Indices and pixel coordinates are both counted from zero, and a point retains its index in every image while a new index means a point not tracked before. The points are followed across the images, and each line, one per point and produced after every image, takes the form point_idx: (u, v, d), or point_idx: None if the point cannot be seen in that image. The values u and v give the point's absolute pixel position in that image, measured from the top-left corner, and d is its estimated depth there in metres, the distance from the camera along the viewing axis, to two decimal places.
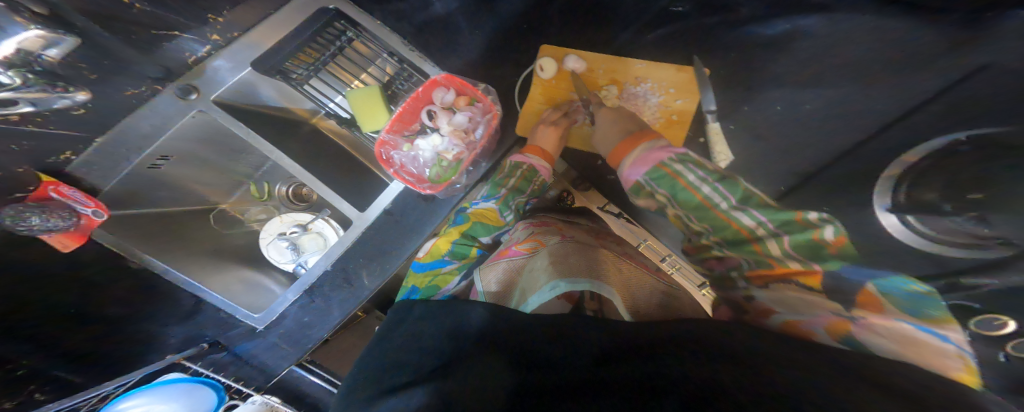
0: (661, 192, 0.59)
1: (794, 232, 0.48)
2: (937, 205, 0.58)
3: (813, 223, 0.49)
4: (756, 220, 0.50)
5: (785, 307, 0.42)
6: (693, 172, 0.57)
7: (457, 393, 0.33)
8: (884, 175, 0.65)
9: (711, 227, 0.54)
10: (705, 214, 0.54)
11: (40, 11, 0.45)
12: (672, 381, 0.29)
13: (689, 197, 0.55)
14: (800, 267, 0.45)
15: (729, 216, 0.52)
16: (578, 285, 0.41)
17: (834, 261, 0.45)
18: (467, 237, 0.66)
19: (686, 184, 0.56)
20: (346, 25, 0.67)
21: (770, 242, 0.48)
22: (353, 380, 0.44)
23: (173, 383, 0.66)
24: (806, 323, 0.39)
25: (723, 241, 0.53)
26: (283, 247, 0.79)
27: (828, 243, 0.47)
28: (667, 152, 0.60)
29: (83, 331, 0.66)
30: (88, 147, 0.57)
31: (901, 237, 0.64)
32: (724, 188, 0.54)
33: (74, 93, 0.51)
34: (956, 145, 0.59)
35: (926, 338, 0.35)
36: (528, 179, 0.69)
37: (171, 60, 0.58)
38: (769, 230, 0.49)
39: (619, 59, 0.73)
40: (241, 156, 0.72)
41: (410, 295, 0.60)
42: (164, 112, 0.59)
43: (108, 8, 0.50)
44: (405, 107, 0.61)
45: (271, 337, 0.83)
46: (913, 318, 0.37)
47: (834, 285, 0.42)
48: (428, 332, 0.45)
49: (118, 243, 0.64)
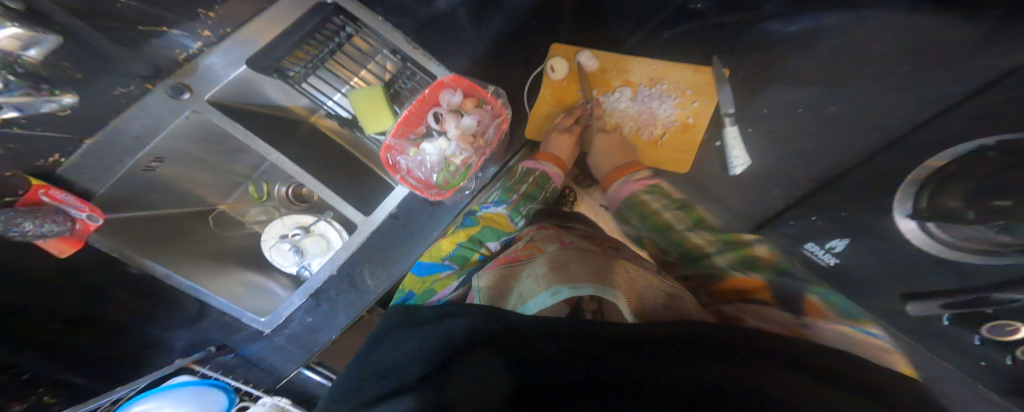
0: (636, 215, 0.75)
1: (736, 248, 0.68)
2: (961, 213, 0.58)
3: (748, 242, 0.70)
4: (704, 239, 0.70)
5: (754, 317, 0.46)
6: (659, 201, 0.74)
7: (456, 397, 0.31)
8: (907, 179, 0.62)
9: (677, 246, 0.71)
10: (666, 234, 0.73)
11: (17, 7, 0.41)
12: (676, 384, 0.29)
13: (654, 222, 0.74)
14: (743, 276, 0.60)
15: (683, 235, 0.72)
16: (581, 290, 0.40)
17: (767, 269, 0.62)
18: (474, 241, 0.70)
19: (653, 210, 0.74)
20: (345, 20, 0.64)
21: (717, 256, 0.66)
22: (343, 376, 0.41)
23: (182, 387, 0.66)
24: (767, 327, 0.42)
25: (684, 257, 0.69)
26: (286, 249, 0.78)
27: (762, 256, 0.66)
28: (638, 184, 0.72)
29: (88, 338, 0.65)
30: (77, 149, 0.55)
31: (918, 242, 0.64)
32: (681, 214, 0.74)
33: (61, 96, 0.48)
34: (985, 151, 0.55)
35: (862, 335, 0.44)
36: (539, 186, 0.74)
37: (158, 58, 0.54)
38: (717, 247, 0.68)
39: (632, 58, 0.72)
40: (239, 156, 0.71)
41: (406, 300, 0.61)
42: (154, 112, 0.57)
43: (91, 3, 0.45)
44: (410, 110, 0.58)
45: (277, 339, 0.82)
46: (845, 320, 0.48)
47: (781, 296, 0.53)
48: (417, 334, 0.42)
49: (117, 248, 0.62)
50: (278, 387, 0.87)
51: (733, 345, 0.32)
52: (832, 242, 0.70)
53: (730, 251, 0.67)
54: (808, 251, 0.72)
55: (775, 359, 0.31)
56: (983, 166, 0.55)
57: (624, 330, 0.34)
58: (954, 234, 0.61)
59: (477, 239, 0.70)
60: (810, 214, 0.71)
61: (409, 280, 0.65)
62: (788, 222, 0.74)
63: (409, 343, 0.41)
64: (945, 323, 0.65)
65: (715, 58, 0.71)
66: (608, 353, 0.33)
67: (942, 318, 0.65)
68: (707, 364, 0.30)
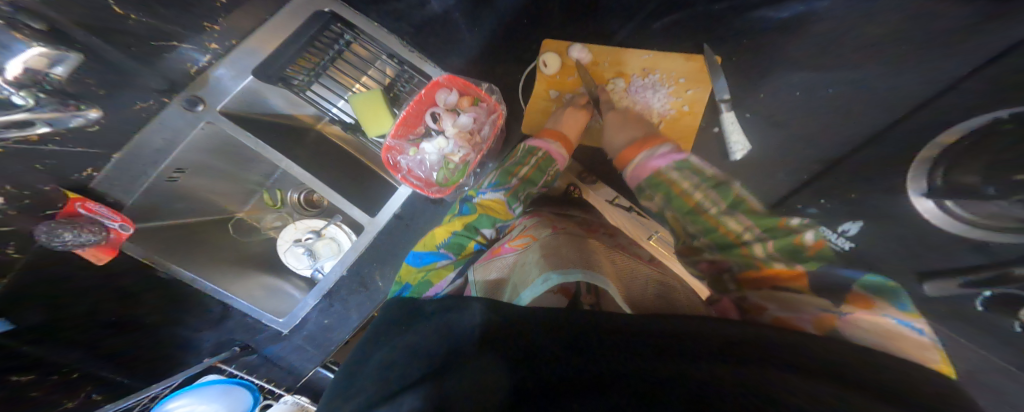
0: (659, 194, 0.61)
1: (778, 237, 0.51)
2: (980, 188, 0.52)
3: (794, 228, 0.53)
4: (743, 225, 0.53)
5: (777, 305, 0.41)
6: (688, 180, 0.60)
7: (456, 396, 0.30)
8: (919, 157, 0.58)
9: (703, 229, 0.56)
10: (697, 218, 0.57)
11: (41, 27, 0.44)
12: (668, 377, 0.28)
13: (683, 202, 0.59)
14: (784, 269, 0.47)
15: (718, 220, 0.55)
16: (570, 276, 0.39)
17: (815, 261, 0.47)
18: (469, 229, 0.62)
19: (681, 189, 0.59)
20: (343, 28, 0.67)
21: (756, 245, 0.50)
22: (347, 367, 0.43)
23: (211, 384, 0.70)
24: (795, 319, 0.38)
25: (712, 243, 0.54)
26: (299, 253, 0.82)
27: (807, 247, 0.50)
28: (664, 159, 0.63)
29: (125, 337, 0.69)
30: (107, 163, 0.58)
31: (938, 222, 0.58)
32: (715, 194, 0.58)
33: (85, 111, 0.51)
34: (999, 123, 0.51)
35: (903, 329, 0.36)
36: (542, 169, 0.68)
37: (173, 71, 0.58)
38: (755, 235, 0.52)
39: (622, 50, 0.72)
40: (252, 165, 0.74)
41: (399, 292, 0.54)
42: (172, 126, 0.60)
43: (103, 22, 0.49)
44: (408, 110, 0.60)
45: (296, 339, 0.87)
46: (897, 313, 0.38)
47: (822, 284, 0.44)
48: (418, 328, 0.42)
49: (148, 255, 0.66)
50: (298, 385, 0.90)
51: (726, 340, 0.32)
52: (844, 226, 0.67)
53: (772, 239, 0.50)
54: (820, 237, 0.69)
55: (770, 356, 0.30)
56: (992, 141, 0.51)
57: (619, 323, 0.34)
58: (975, 211, 0.55)
59: (473, 227, 0.62)
60: (820, 197, 0.68)
61: (403, 272, 0.58)
62: (794, 206, 0.71)
63: (411, 340, 0.40)
64: (978, 308, 0.59)
65: (706, 46, 0.70)
66: (605, 350, 0.32)
67: (977, 303, 0.59)
68: (694, 359, 0.30)
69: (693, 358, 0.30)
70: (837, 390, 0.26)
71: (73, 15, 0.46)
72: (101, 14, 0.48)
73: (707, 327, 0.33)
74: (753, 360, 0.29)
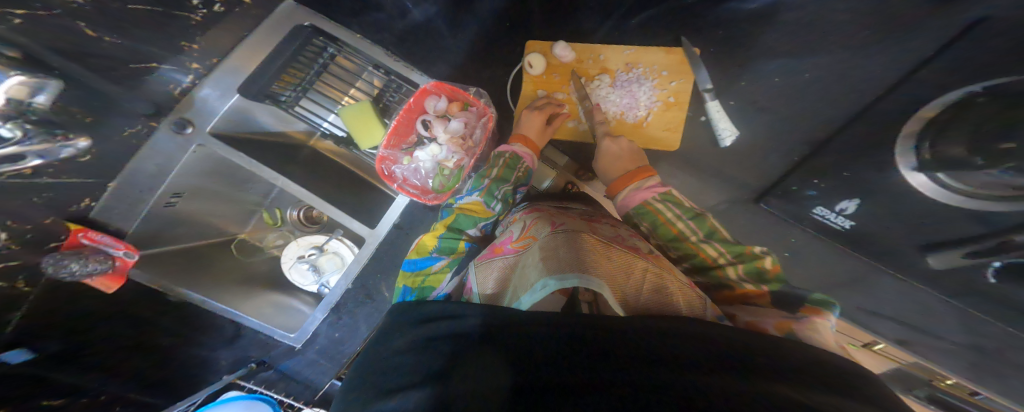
0: (646, 223, 0.59)
1: (747, 260, 0.50)
2: (968, 159, 0.49)
3: (758, 253, 0.51)
4: (718, 251, 0.52)
5: (746, 313, 0.43)
6: (671, 211, 0.58)
7: (453, 395, 0.29)
8: (902, 132, 0.55)
9: (682, 255, 0.55)
10: (678, 244, 0.56)
11: (16, 54, 0.41)
12: (676, 387, 0.27)
13: (666, 231, 0.57)
14: (751, 288, 0.48)
15: (697, 247, 0.54)
16: (567, 281, 0.38)
17: (777, 281, 0.48)
18: (454, 231, 0.62)
19: (663, 219, 0.57)
20: (325, 41, 0.68)
21: (727, 269, 0.50)
22: (354, 373, 0.40)
23: (233, 401, 0.71)
24: (758, 322, 0.40)
25: (691, 268, 0.54)
26: (304, 269, 0.83)
27: (770, 269, 0.50)
28: (650, 192, 0.60)
29: (149, 361, 0.70)
30: (105, 192, 0.58)
31: (936, 197, 0.54)
32: (693, 224, 0.56)
33: (75, 140, 0.49)
34: (973, 98, 0.49)
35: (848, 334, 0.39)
36: (511, 167, 0.66)
37: (158, 94, 0.56)
38: (727, 260, 0.52)
39: (605, 47, 0.72)
40: (248, 186, 0.74)
41: (402, 297, 0.55)
42: (165, 150, 0.60)
43: (74, 43, 0.45)
44: (399, 120, 0.61)
45: (309, 353, 0.90)
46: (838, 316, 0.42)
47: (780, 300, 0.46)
48: (411, 326, 0.41)
49: (155, 280, 0.66)
50: (316, 399, 0.92)
51: (728, 345, 0.31)
52: (840, 205, 0.63)
53: (742, 263, 0.50)
54: (818, 216, 0.66)
55: (781, 372, 0.28)
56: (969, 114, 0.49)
57: (617, 322, 0.33)
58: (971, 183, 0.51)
59: (455, 228, 0.62)
60: (813, 178, 0.64)
61: (400, 277, 0.58)
62: (790, 188, 0.68)
63: (407, 343, 0.39)
64: (991, 281, 0.56)
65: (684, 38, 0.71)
66: (609, 350, 0.31)
67: (988, 276, 0.56)
68: (705, 368, 0.28)
69: (697, 368, 0.28)
70: (828, 397, 0.25)
71: (47, 39, 0.43)
72: (69, 37, 0.45)
73: (710, 328, 0.33)
74: (757, 368, 0.28)
